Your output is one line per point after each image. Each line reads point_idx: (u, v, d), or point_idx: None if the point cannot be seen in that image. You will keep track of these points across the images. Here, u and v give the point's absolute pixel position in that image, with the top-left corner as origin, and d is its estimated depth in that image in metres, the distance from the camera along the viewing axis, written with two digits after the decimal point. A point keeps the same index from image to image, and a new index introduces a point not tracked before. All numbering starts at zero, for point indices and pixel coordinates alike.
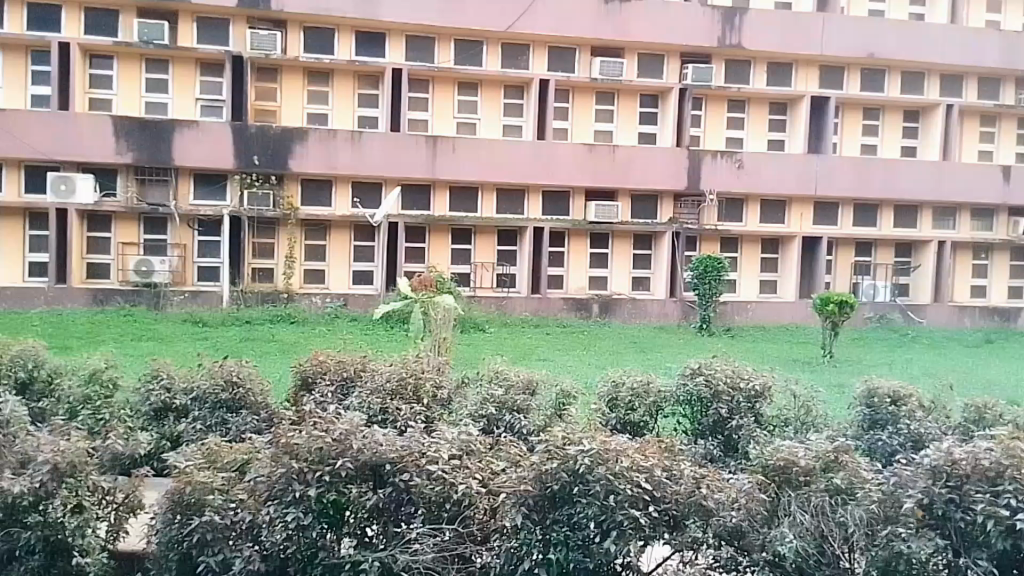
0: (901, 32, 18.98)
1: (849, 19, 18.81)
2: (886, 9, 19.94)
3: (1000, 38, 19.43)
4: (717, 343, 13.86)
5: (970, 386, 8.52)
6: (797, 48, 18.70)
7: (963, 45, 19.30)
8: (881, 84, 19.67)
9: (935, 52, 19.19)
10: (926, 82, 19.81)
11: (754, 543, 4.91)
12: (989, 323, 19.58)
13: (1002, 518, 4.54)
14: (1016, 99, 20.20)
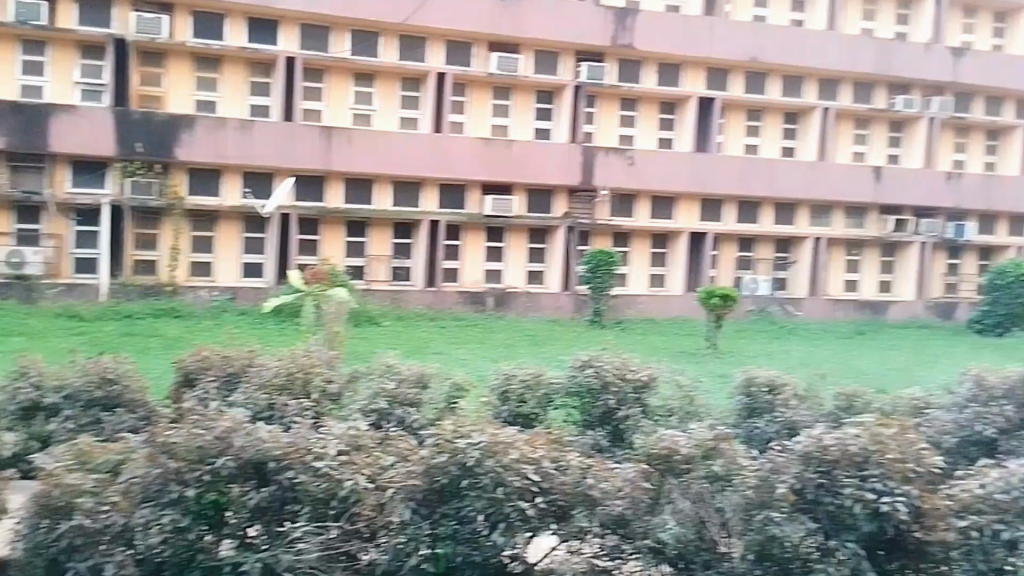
0: (782, 37, 19.88)
1: (731, 24, 19.52)
2: (768, 14, 20.77)
3: (875, 44, 20.55)
4: (608, 335, 14.16)
5: (842, 377, 8.90)
6: (685, 49, 19.23)
7: (836, 53, 20.24)
8: (762, 86, 20.42)
9: (813, 57, 20.12)
10: (804, 86, 20.72)
11: (638, 530, 5.59)
12: (860, 315, 20.93)
13: (868, 501, 4.96)
14: (888, 103, 21.24)
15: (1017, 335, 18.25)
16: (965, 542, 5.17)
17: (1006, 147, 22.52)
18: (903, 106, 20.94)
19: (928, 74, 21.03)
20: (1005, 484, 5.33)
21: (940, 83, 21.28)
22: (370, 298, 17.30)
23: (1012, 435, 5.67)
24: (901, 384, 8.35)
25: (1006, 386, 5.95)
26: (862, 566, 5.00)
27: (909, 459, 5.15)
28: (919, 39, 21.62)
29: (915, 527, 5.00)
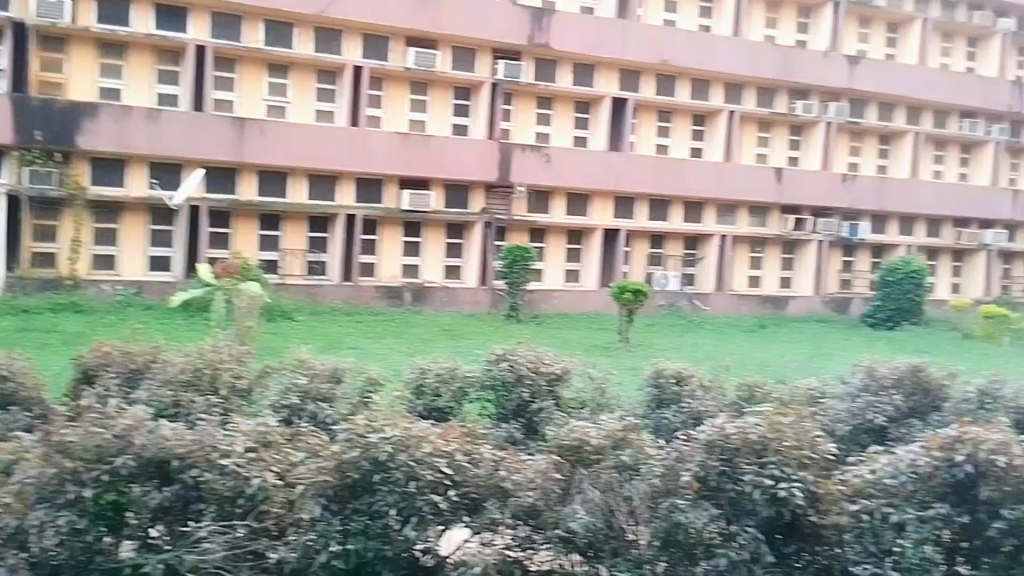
0: (690, 41, 20.49)
1: (643, 28, 19.99)
2: (677, 19, 21.30)
3: (777, 51, 21.43)
4: (523, 329, 14.33)
5: (743, 367, 9.23)
6: (599, 49, 19.57)
7: (741, 59, 21.00)
8: (672, 89, 20.99)
9: (720, 62, 20.79)
10: (711, 90, 21.37)
11: (548, 520, 5.57)
12: (763, 310, 21.71)
13: (766, 487, 5.17)
14: (789, 107, 22.13)
15: (909, 328, 19.29)
16: (857, 526, 5.40)
17: (898, 151, 23.77)
18: (803, 111, 21.95)
19: (827, 80, 22.02)
20: (894, 468, 5.60)
21: (838, 89, 22.34)
22: (284, 292, 16.95)
23: (899, 422, 5.98)
24: (798, 374, 8.73)
25: (895, 375, 6.24)
26: (761, 551, 5.19)
27: (805, 446, 5.40)
28: (818, 46, 22.66)
29: (810, 511, 5.23)
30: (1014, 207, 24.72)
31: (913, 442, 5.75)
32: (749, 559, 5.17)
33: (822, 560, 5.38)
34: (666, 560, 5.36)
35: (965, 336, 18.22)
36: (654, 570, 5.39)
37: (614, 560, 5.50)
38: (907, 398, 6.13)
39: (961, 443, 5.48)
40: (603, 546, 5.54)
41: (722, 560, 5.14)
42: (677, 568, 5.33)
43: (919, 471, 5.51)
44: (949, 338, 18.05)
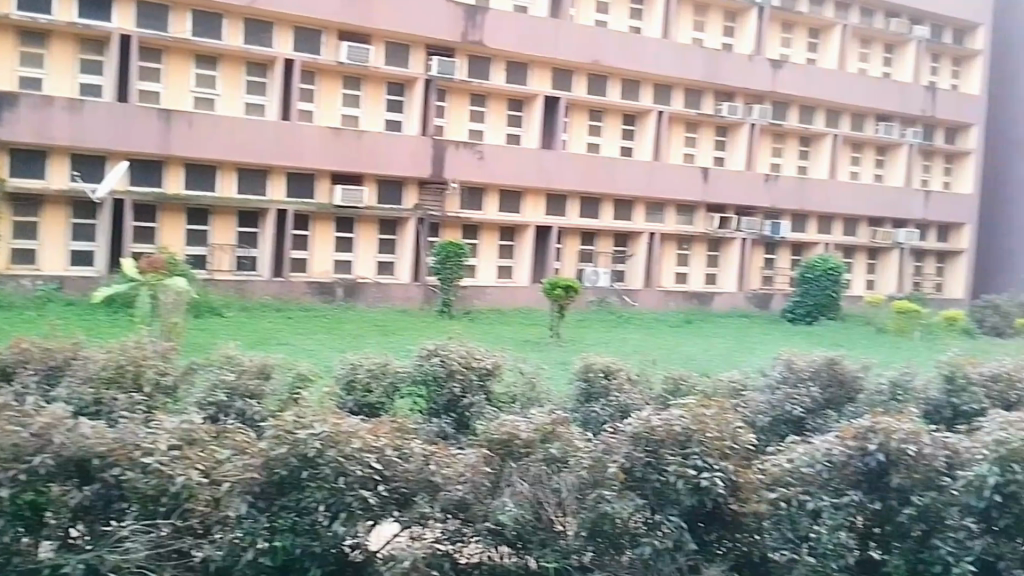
0: (621, 42, 20.84)
1: (575, 29, 20.22)
2: (608, 19, 21.55)
3: (704, 54, 21.97)
4: (455, 324, 14.38)
5: (667, 361, 9.45)
6: (533, 48, 19.76)
7: (668, 60, 21.49)
8: (603, 88, 21.30)
9: (649, 63, 21.22)
10: (641, 90, 21.77)
11: (478, 514, 5.58)
12: (688, 305, 22.36)
13: (689, 477, 5.30)
14: (715, 108, 22.72)
15: (827, 323, 19.99)
16: (775, 513, 5.53)
17: (817, 152, 24.65)
18: (728, 112, 22.57)
19: (751, 83, 22.70)
20: (811, 458, 5.69)
21: (761, 92, 23.05)
22: (212, 288, 16.69)
23: (816, 414, 6.11)
24: (719, 368, 8.96)
25: (813, 368, 6.37)
26: (684, 539, 5.32)
27: (726, 437, 5.55)
28: (743, 50, 23.21)
29: (730, 499, 5.39)
30: (927, 207, 25.84)
31: (829, 432, 5.90)
32: (672, 546, 5.30)
33: (741, 547, 5.55)
34: (592, 550, 5.52)
35: (879, 331, 18.94)
36: (580, 560, 5.55)
37: (542, 551, 5.57)
38: (823, 390, 6.28)
39: (873, 433, 5.65)
40: (531, 537, 5.61)
41: (646, 549, 5.29)
42: (603, 558, 5.50)
43: (834, 459, 5.63)
44: (864, 332, 18.75)
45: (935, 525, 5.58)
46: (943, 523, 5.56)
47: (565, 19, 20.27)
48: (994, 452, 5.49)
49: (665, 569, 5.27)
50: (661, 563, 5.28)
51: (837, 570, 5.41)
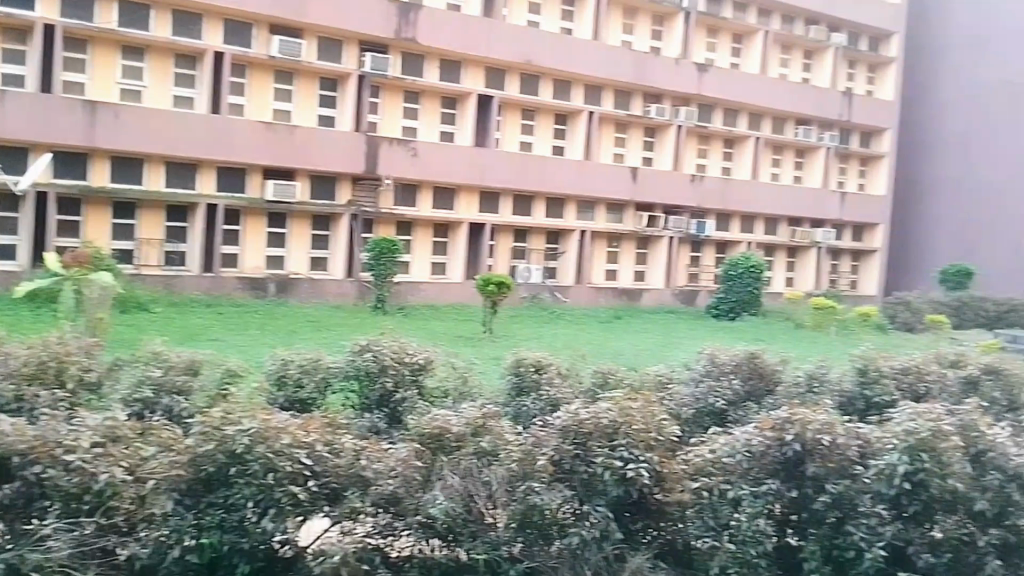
0: (553, 43, 21.06)
1: (508, 28, 20.37)
2: (540, 20, 21.77)
3: (634, 56, 22.38)
4: (388, 320, 14.37)
5: (601, 356, 9.65)
6: (466, 47, 19.85)
7: (599, 61, 21.81)
8: (535, 88, 21.53)
9: (580, 64, 21.53)
10: (572, 90, 22.10)
11: (409, 507, 5.57)
12: (618, 302, 22.82)
13: (616, 468, 5.46)
14: (642, 110, 23.21)
15: (749, 319, 20.57)
16: (697, 501, 5.71)
17: (740, 154, 25.38)
18: (655, 114, 23.02)
19: (676, 85, 23.25)
20: (731, 448, 5.84)
21: (688, 94, 23.63)
22: (139, 283, 16.29)
23: (738, 406, 6.28)
24: (649, 362, 9.18)
25: (734, 362, 6.58)
26: (610, 529, 5.45)
27: (652, 430, 5.71)
28: (670, 53, 23.73)
29: (654, 490, 5.56)
30: (843, 207, 26.83)
31: (749, 423, 6.06)
32: (599, 536, 5.42)
33: (666, 536, 5.75)
34: (522, 541, 5.54)
35: (798, 326, 19.55)
36: (510, 552, 5.57)
37: (472, 542, 5.58)
38: (745, 382, 6.47)
39: (790, 424, 5.77)
40: (461, 530, 5.58)
41: (575, 538, 5.36)
42: (533, 549, 5.53)
43: (754, 450, 5.75)
44: (784, 327, 19.36)
45: (850, 513, 5.66)
46: (856, 510, 5.64)
47: (497, 19, 20.40)
48: (904, 442, 5.60)
49: (592, 559, 5.40)
50: (588, 552, 5.40)
51: (757, 556, 5.54)
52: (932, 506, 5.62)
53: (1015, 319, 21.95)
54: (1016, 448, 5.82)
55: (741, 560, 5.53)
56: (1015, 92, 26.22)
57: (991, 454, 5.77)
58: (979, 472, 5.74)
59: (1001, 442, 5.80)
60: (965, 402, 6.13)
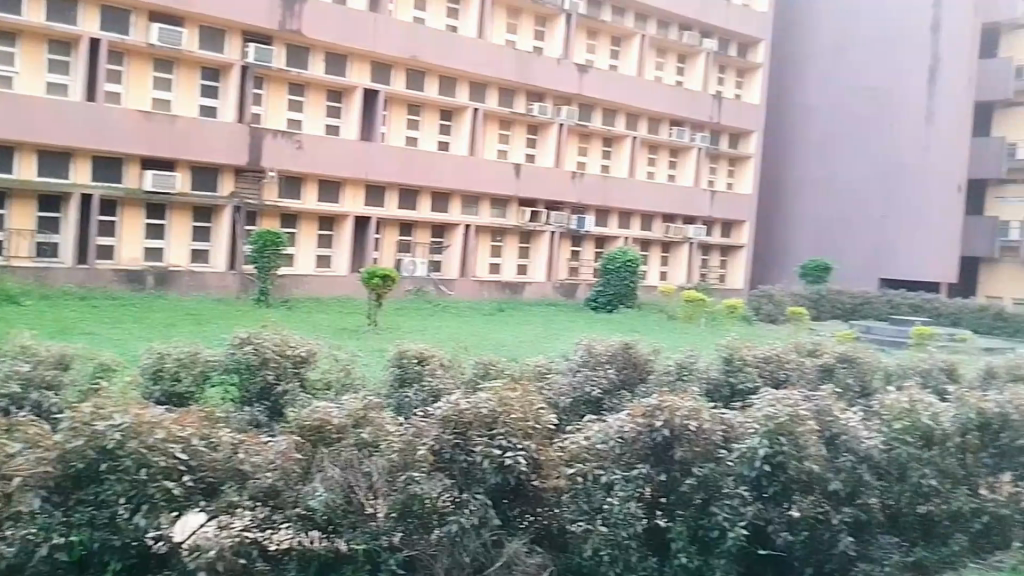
0: (439, 40, 21.18)
1: (395, 23, 20.35)
2: (426, 17, 21.83)
3: (516, 56, 22.75)
4: (272, 313, 14.21)
5: (482, 347, 9.86)
6: (352, 41, 19.68)
7: (484, 58, 22.10)
8: (421, 84, 21.66)
9: (466, 62, 21.78)
10: (457, 87, 22.34)
11: (288, 500, 5.35)
12: (502, 295, 23.39)
13: (494, 456, 5.29)
14: (526, 108, 23.72)
15: (624, 311, 21.21)
16: (572, 487, 5.61)
17: (619, 152, 26.27)
18: (538, 113, 23.58)
19: (558, 86, 23.83)
20: (606, 435, 5.78)
21: (569, 94, 24.24)
22: (9, 275, 15.50)
23: (613, 394, 6.46)
24: (528, 353, 9.45)
25: (609, 352, 6.81)
26: (489, 516, 5.27)
27: (530, 418, 5.58)
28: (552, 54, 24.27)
29: (532, 477, 5.38)
30: (712, 206, 28.01)
31: (621, 410, 6.17)
32: (478, 524, 5.23)
33: (541, 521, 5.57)
34: (402, 530, 5.28)
35: (670, 318, 20.14)
36: (390, 541, 5.31)
37: (352, 533, 5.34)
38: (619, 371, 6.70)
39: (659, 411, 5.73)
40: (341, 522, 5.34)
41: (454, 527, 5.14)
42: (413, 537, 5.28)
43: (625, 436, 5.71)
44: (657, 319, 20.00)
45: (714, 494, 5.60)
46: (721, 491, 5.58)
47: (385, 13, 20.32)
48: (764, 426, 5.58)
49: (471, 546, 5.22)
50: (466, 540, 5.22)
51: (628, 538, 5.52)
52: (789, 487, 5.55)
53: (868, 312, 23.33)
54: (866, 431, 5.81)
55: (613, 542, 5.52)
56: (875, 95, 27.56)
57: (844, 437, 5.71)
58: (833, 454, 5.68)
59: (853, 426, 5.75)
60: (821, 389, 6.24)
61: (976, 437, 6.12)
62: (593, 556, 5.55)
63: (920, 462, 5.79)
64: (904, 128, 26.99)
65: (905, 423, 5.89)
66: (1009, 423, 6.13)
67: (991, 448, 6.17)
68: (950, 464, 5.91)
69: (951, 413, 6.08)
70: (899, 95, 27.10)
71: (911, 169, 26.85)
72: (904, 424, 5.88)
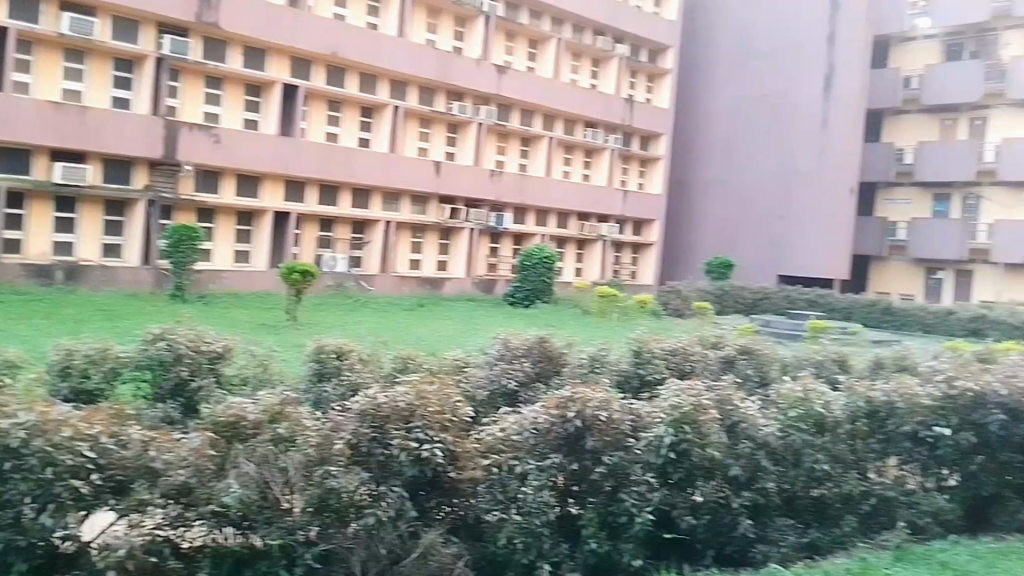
0: (360, 37, 21.06)
1: (315, 19, 20.14)
2: (347, 14, 21.69)
3: (437, 55, 22.83)
4: (186, 308, 13.91)
5: (402, 343, 9.98)
6: (270, 35, 19.39)
7: (405, 56, 22.09)
8: (341, 80, 21.52)
9: (387, 60, 21.74)
10: (378, 84, 22.30)
11: (201, 497, 5.11)
12: (421, 290, 23.58)
13: (411, 449, 5.26)
14: (446, 107, 23.85)
15: (541, 306, 21.48)
16: (488, 477, 5.63)
17: (535, 151, 26.83)
18: (458, 111, 23.83)
19: (477, 86, 24.05)
20: (519, 426, 5.85)
21: (487, 94, 24.55)
22: None
23: (528, 386, 6.58)
24: (447, 349, 9.58)
25: (525, 346, 6.93)
26: (405, 508, 5.29)
27: (447, 411, 5.52)
28: (471, 54, 24.52)
29: (448, 468, 5.37)
30: (624, 204, 28.72)
31: (536, 402, 6.30)
32: (394, 516, 5.24)
33: (457, 511, 5.59)
34: (318, 525, 5.19)
35: (584, 313, 20.45)
36: (306, 536, 5.20)
37: (267, 529, 5.14)
38: (535, 365, 6.83)
39: (572, 402, 5.86)
40: (256, 520, 5.14)
41: (371, 519, 5.13)
42: (329, 531, 5.21)
43: (540, 427, 5.80)
44: (571, 313, 20.27)
45: (622, 481, 5.78)
46: (628, 478, 5.77)
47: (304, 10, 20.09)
48: (670, 416, 5.83)
49: (387, 538, 5.24)
50: (383, 532, 5.22)
51: (541, 525, 5.64)
52: (693, 473, 5.82)
53: (768, 306, 24.02)
54: (763, 419, 6.08)
55: (526, 530, 5.61)
56: (772, 103, 28.55)
57: (744, 425, 5.98)
58: (733, 441, 5.94)
59: (752, 414, 6.03)
60: (723, 379, 6.55)
61: (866, 425, 6.42)
62: (507, 544, 5.61)
63: (814, 448, 6.12)
64: (798, 135, 27.89)
65: (799, 411, 6.18)
66: (895, 411, 6.41)
67: (878, 434, 6.45)
68: (841, 450, 6.21)
69: (840, 401, 6.35)
70: (795, 103, 27.98)
71: (803, 175, 27.77)
72: (799, 412, 6.17)
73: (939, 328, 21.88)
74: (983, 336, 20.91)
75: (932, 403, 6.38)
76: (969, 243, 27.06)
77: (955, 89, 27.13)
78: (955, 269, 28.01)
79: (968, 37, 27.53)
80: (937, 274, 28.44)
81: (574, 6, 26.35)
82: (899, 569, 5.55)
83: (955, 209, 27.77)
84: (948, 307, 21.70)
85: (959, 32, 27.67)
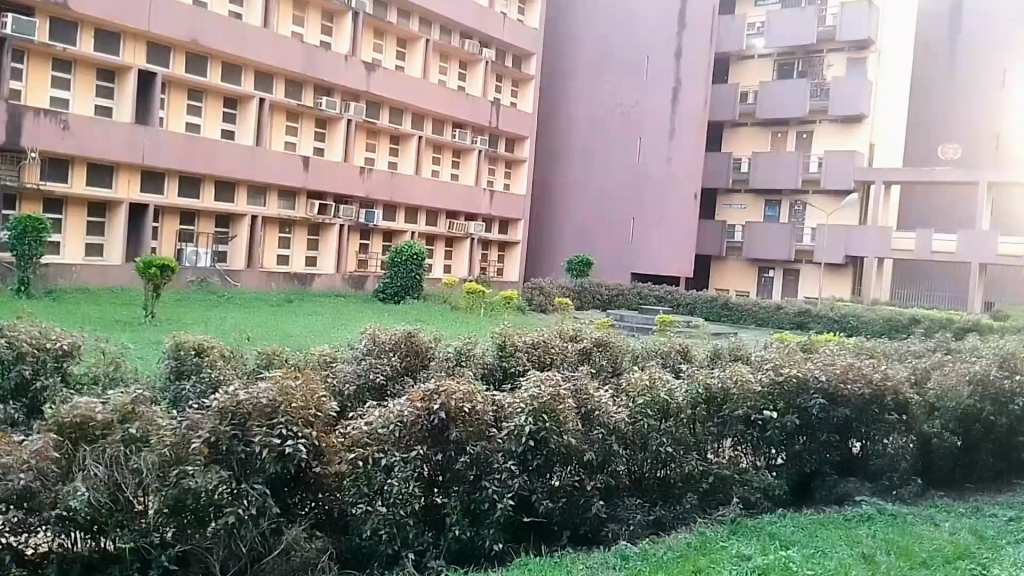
0: (222, 26, 20.35)
1: (171, 2, 19.18)
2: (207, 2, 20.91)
3: (303, 48, 22.46)
4: (32, 304, 13.06)
5: (266, 340, 9.77)
6: (125, 20, 18.34)
7: (270, 48, 21.59)
8: (202, 70, 20.81)
9: (251, 51, 21.15)
10: (242, 75, 21.78)
11: (45, 501, 4.79)
12: (290, 286, 22.95)
13: (274, 446, 5.06)
14: (314, 102, 23.71)
15: (411, 302, 21.59)
16: (354, 472, 5.65)
17: (405, 150, 27.23)
18: (326, 107, 23.69)
19: (346, 83, 23.89)
20: (385, 420, 5.90)
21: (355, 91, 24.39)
22: None
23: (396, 380, 6.66)
24: (317, 344, 9.55)
25: (393, 341, 7.02)
26: (267, 505, 5.07)
27: (311, 406, 5.42)
28: (340, 50, 24.34)
29: (313, 463, 5.30)
30: (491, 205, 29.51)
31: (402, 396, 6.36)
32: (256, 514, 5.02)
33: (322, 505, 5.58)
34: (174, 525, 4.96)
35: (452, 309, 20.70)
36: (161, 538, 4.98)
37: (119, 532, 4.91)
38: (401, 360, 6.92)
39: (437, 395, 5.91)
40: (106, 522, 4.89)
41: (230, 518, 4.89)
42: (186, 532, 4.97)
43: (404, 419, 5.84)
44: (439, 309, 20.51)
45: (485, 470, 5.90)
46: (491, 467, 5.90)
47: None
48: (529, 406, 6.10)
49: (247, 536, 5.00)
50: (244, 530, 4.98)
51: (406, 515, 5.64)
52: (551, 459, 6.10)
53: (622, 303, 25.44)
54: (614, 406, 6.54)
55: (391, 521, 5.57)
56: (623, 113, 29.56)
57: (597, 413, 6.41)
58: (588, 428, 6.32)
59: (604, 403, 6.48)
60: (579, 370, 6.98)
61: (704, 410, 6.93)
62: (372, 536, 5.56)
63: (659, 432, 6.58)
64: (649, 141, 29.06)
65: (646, 398, 6.63)
66: (729, 397, 6.98)
67: (714, 418, 6.99)
68: (682, 433, 6.71)
69: (682, 389, 6.84)
70: (643, 112, 29.16)
71: (655, 179, 29.01)
72: (645, 399, 6.63)
73: (769, 322, 23.02)
74: (807, 330, 22.26)
75: (762, 389, 7.06)
76: (795, 244, 29.15)
77: (784, 105, 29.34)
78: (784, 268, 30.21)
79: (796, 57, 29.99)
80: (768, 273, 30.44)
81: (441, 8, 26.72)
82: (733, 542, 6.07)
83: (784, 214, 30.23)
84: (777, 303, 22.92)
85: (790, 52, 30.06)
